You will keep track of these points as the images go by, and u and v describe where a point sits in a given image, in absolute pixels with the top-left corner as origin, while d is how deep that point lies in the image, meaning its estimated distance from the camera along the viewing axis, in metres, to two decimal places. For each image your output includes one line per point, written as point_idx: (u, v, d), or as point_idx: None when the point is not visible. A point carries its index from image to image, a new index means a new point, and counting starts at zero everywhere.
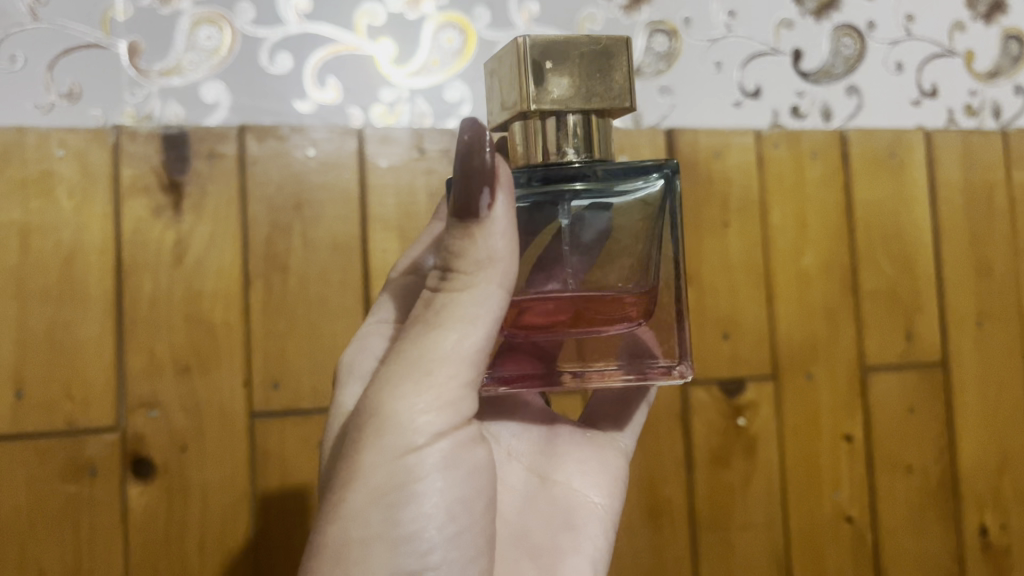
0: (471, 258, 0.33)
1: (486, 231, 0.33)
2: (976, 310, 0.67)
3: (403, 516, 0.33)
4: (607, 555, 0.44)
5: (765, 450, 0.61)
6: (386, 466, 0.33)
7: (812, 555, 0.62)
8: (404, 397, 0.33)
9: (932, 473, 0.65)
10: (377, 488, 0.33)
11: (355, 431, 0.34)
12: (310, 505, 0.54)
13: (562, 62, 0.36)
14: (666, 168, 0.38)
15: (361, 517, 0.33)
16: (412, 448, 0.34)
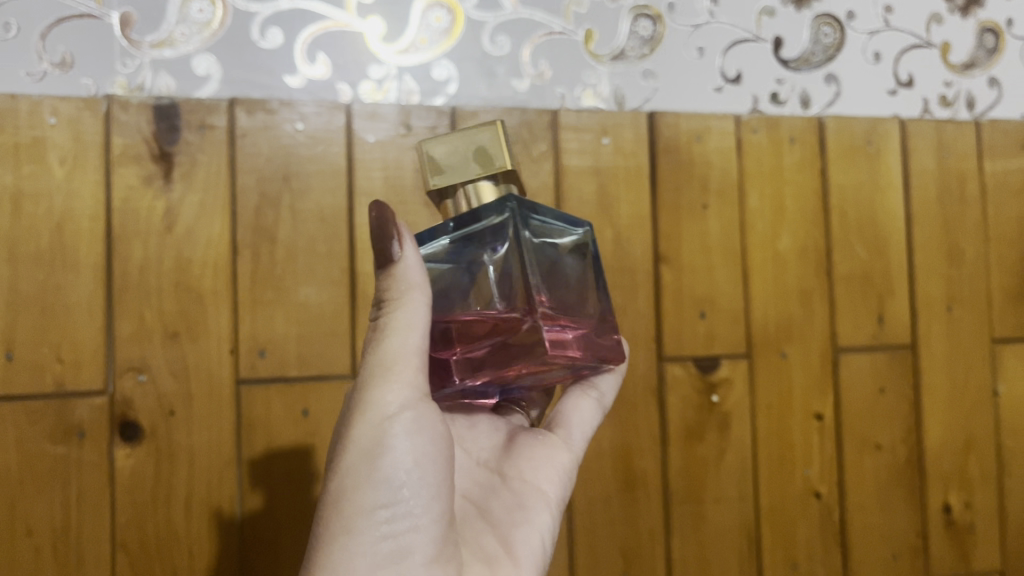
0: (403, 280, 0.36)
1: (402, 270, 0.36)
2: (947, 295, 0.68)
3: (383, 482, 0.36)
4: (552, 540, 0.45)
5: (738, 425, 0.63)
6: (364, 438, 0.36)
7: (781, 530, 0.64)
8: (374, 382, 0.36)
9: (900, 452, 0.66)
10: (357, 458, 0.36)
11: (349, 411, 0.37)
12: (296, 471, 0.55)
13: (446, 155, 0.39)
14: (511, 202, 0.38)
15: (345, 485, 0.36)
16: (386, 422, 0.36)
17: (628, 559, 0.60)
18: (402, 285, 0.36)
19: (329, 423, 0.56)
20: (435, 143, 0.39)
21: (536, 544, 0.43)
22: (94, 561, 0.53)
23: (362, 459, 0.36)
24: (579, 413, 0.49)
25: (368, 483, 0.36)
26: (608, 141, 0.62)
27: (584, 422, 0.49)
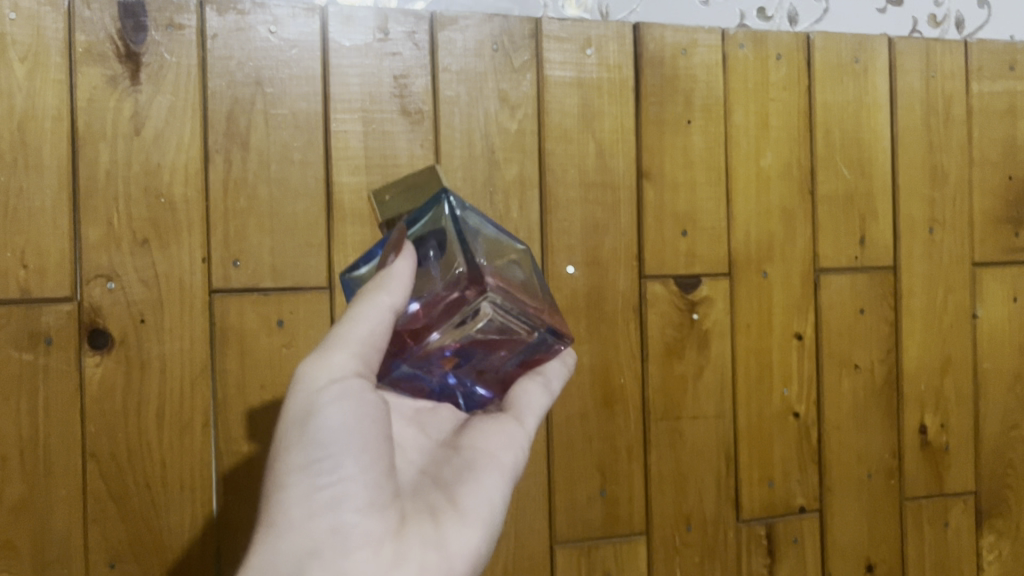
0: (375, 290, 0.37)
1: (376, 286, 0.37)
2: (929, 218, 0.66)
3: (311, 449, 0.35)
4: (505, 508, 0.42)
5: (718, 343, 0.61)
6: (292, 412, 0.36)
7: (758, 447, 0.62)
8: (309, 361, 0.37)
9: (878, 373, 0.65)
10: (286, 433, 0.36)
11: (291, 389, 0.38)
12: (268, 384, 0.54)
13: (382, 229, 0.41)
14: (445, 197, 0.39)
15: (279, 453, 0.36)
16: (316, 393, 0.36)
17: (605, 475, 0.59)
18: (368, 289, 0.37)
19: (305, 332, 0.55)
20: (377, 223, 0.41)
21: (484, 504, 0.40)
22: (64, 469, 0.52)
23: (289, 431, 0.36)
24: (530, 392, 0.45)
25: (296, 453, 0.35)
26: (591, 52, 0.59)
27: (534, 405, 0.45)
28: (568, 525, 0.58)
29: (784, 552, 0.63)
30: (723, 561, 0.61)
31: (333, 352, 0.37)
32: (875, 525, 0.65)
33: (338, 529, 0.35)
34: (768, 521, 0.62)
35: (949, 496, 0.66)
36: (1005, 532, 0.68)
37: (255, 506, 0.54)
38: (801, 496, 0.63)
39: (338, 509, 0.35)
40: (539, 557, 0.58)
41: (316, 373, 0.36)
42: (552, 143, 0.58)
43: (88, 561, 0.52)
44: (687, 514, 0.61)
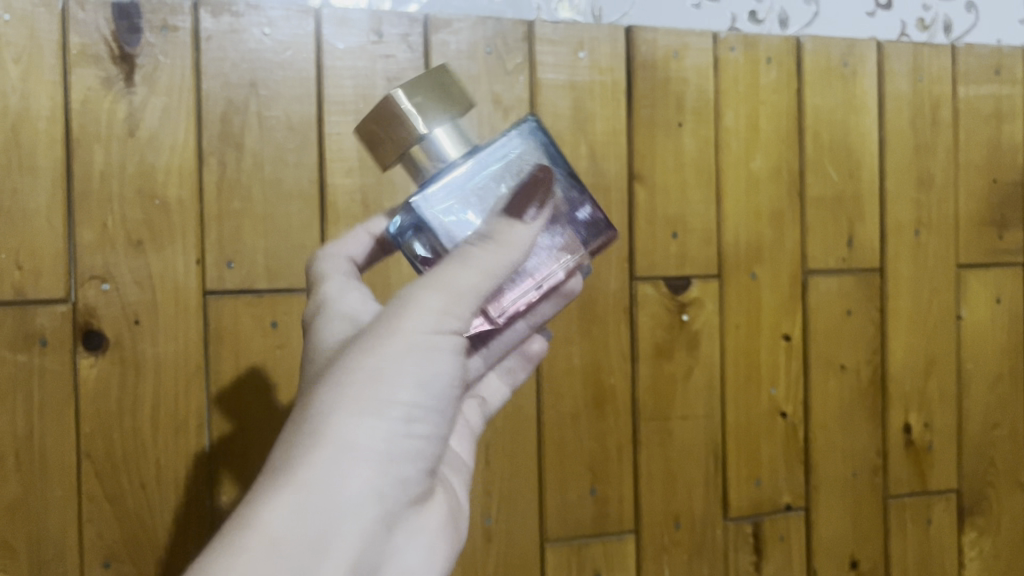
0: (495, 237, 0.35)
1: (496, 237, 0.35)
2: (916, 219, 0.67)
3: (411, 392, 0.34)
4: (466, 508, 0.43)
5: (708, 344, 0.62)
6: (404, 340, 0.34)
7: (746, 447, 0.63)
8: (427, 298, 0.35)
9: (864, 373, 0.66)
10: (391, 356, 0.34)
11: (386, 314, 0.35)
12: (262, 389, 0.55)
13: (432, 99, 0.38)
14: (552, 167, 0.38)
15: (369, 383, 0.34)
16: (429, 342, 0.35)
17: (596, 474, 0.60)
18: (510, 241, 0.35)
19: (299, 334, 0.55)
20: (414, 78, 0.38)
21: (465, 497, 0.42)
22: (59, 470, 0.52)
23: (398, 359, 0.34)
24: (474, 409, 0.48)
25: (395, 389, 0.34)
26: (584, 55, 0.59)
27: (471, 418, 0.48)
28: (558, 523, 0.59)
29: (770, 549, 0.64)
30: (711, 558, 0.62)
31: (454, 287, 0.35)
32: (859, 523, 0.66)
33: (400, 488, 0.35)
34: (755, 519, 0.63)
35: (932, 494, 0.68)
36: (986, 530, 0.69)
37: None
38: (787, 494, 0.64)
39: (408, 466, 0.35)
40: (530, 554, 0.59)
41: (434, 304, 0.35)
42: None
43: (83, 560, 0.52)
44: (676, 512, 0.61)
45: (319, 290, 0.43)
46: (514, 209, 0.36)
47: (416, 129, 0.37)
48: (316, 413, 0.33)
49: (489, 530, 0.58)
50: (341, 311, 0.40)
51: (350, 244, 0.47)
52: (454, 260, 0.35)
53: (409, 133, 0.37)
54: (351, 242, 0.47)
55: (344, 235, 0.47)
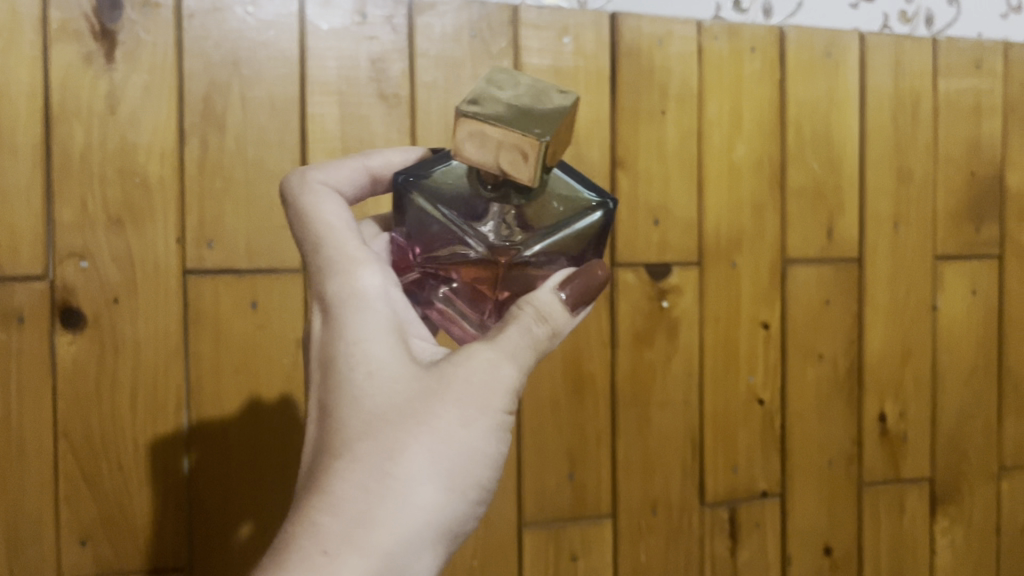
0: (559, 324, 0.36)
1: (559, 326, 0.36)
2: (895, 212, 0.66)
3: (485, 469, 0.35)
4: None
5: (687, 332, 0.62)
6: (491, 419, 0.34)
7: (723, 434, 0.63)
8: (510, 372, 0.35)
9: (841, 364, 0.65)
10: (479, 433, 0.34)
11: (466, 375, 0.34)
12: (245, 369, 0.54)
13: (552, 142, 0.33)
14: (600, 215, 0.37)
15: (451, 455, 0.33)
16: (502, 416, 0.35)
17: (574, 460, 0.59)
18: (561, 325, 0.36)
19: (278, 316, 0.54)
20: (560, 116, 0.33)
21: None
22: (37, 447, 0.52)
23: (483, 438, 0.34)
24: None
25: (473, 460, 0.34)
26: (568, 41, 0.59)
27: None
28: (535, 508, 0.59)
29: (746, 537, 0.63)
30: (687, 546, 0.62)
31: (527, 367, 0.35)
32: (834, 511, 0.65)
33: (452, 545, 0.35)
34: (730, 505, 0.63)
35: (905, 484, 0.67)
36: (959, 520, 0.68)
37: (226, 486, 0.54)
38: (763, 481, 0.63)
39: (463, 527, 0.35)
40: (506, 538, 0.58)
41: (516, 384, 0.35)
42: None
43: (59, 538, 0.52)
44: (653, 499, 0.61)
45: (331, 255, 0.37)
46: (571, 303, 0.36)
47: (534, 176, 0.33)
48: (405, 476, 0.33)
49: None
50: (386, 309, 0.36)
51: (339, 175, 0.41)
52: (530, 339, 0.35)
53: (524, 182, 0.33)
54: (342, 172, 0.41)
55: (332, 161, 0.41)
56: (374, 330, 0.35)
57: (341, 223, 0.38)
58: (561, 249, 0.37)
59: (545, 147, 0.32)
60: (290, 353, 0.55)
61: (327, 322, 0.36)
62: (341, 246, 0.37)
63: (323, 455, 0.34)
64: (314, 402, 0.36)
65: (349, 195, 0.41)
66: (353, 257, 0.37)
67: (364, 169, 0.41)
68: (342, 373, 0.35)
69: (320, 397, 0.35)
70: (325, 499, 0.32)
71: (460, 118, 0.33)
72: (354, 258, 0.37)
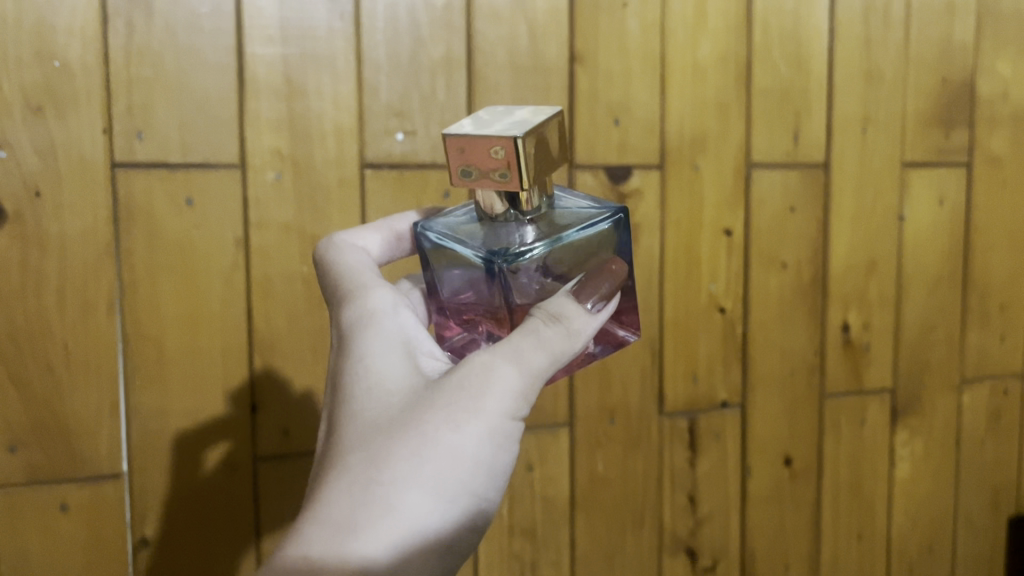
0: (571, 325, 0.36)
1: (572, 325, 0.36)
2: (862, 115, 0.64)
3: (482, 481, 0.33)
4: None
5: (648, 237, 0.59)
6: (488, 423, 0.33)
7: (683, 343, 0.61)
8: (505, 375, 0.34)
9: (805, 271, 0.63)
10: (470, 438, 0.33)
11: (461, 381, 0.34)
12: (183, 270, 0.51)
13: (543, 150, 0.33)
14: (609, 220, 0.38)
15: (440, 460, 0.32)
16: (499, 422, 0.33)
17: None
18: (576, 331, 0.36)
19: (216, 212, 0.51)
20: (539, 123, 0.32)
21: None
22: None
23: (479, 446, 0.33)
24: None
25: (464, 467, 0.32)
26: None
27: None
28: None
29: (704, 446, 0.62)
30: (646, 456, 0.60)
31: (532, 371, 0.34)
32: (795, 421, 0.64)
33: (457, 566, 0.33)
34: (690, 415, 0.61)
35: (866, 394, 0.66)
36: (919, 430, 0.68)
37: (165, 391, 0.51)
38: (724, 391, 0.62)
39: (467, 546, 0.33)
40: None
41: (515, 387, 0.34)
42: (481, 21, 0.55)
43: None
44: (611, 407, 0.59)
45: (349, 287, 0.39)
46: (584, 301, 0.36)
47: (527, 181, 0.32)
48: (391, 480, 0.31)
49: None
50: (391, 329, 0.37)
51: (372, 239, 0.44)
52: (535, 338, 0.35)
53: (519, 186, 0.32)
54: (369, 235, 0.44)
55: (359, 226, 0.45)
56: (378, 349, 0.36)
57: (362, 266, 0.41)
58: (579, 254, 0.37)
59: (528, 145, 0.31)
60: (229, 254, 0.51)
61: (338, 346, 0.37)
62: (356, 280, 0.40)
63: (321, 471, 0.33)
64: (323, 426, 0.36)
65: (379, 257, 0.44)
66: (365, 285, 0.39)
67: (389, 230, 0.45)
68: (346, 389, 0.35)
69: (328, 419, 0.36)
70: (314, 507, 0.31)
71: (447, 142, 0.32)
72: (365, 285, 0.39)
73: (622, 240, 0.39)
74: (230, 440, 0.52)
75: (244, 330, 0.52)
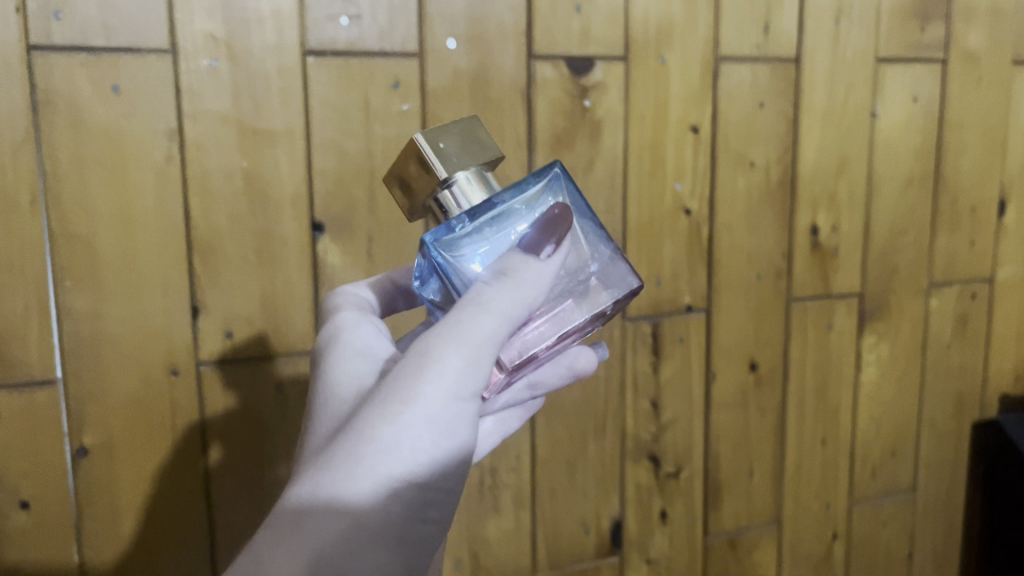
0: (516, 273, 0.35)
1: (518, 279, 0.35)
2: (836, 6, 0.61)
3: (428, 469, 0.32)
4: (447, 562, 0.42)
5: (611, 135, 0.56)
6: (429, 403, 0.32)
7: (647, 246, 0.58)
8: (442, 354, 0.33)
9: (773, 172, 0.61)
10: (408, 425, 0.32)
11: (402, 369, 0.33)
12: (113, 164, 0.46)
13: (460, 148, 0.37)
14: (545, 171, 0.37)
15: (377, 450, 0.31)
16: (440, 403, 0.33)
17: None
18: (523, 285, 0.35)
19: (146, 101, 0.46)
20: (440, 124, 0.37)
21: None
22: None
23: (419, 431, 0.32)
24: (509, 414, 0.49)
25: (404, 454, 0.32)
26: None
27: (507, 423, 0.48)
28: None
29: (669, 352, 0.60)
30: (609, 363, 0.58)
31: (475, 342, 0.33)
32: (760, 326, 0.63)
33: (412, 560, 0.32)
34: (653, 320, 0.59)
35: (834, 298, 0.65)
36: (886, 335, 0.67)
37: (100, 295, 0.47)
38: (689, 295, 0.60)
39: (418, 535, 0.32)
40: None
41: (455, 366, 0.33)
42: None
43: None
44: None
45: (332, 320, 0.41)
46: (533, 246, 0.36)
47: (440, 168, 0.36)
48: (327, 478, 0.31)
49: None
50: (354, 347, 0.39)
51: (370, 287, 0.46)
52: (479, 308, 0.34)
53: (435, 173, 0.36)
54: (365, 284, 0.46)
55: (362, 279, 0.47)
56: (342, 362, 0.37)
57: (349, 304, 0.43)
58: (525, 216, 0.37)
59: (424, 141, 0.36)
60: (162, 146, 0.47)
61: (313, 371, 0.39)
62: (339, 314, 0.42)
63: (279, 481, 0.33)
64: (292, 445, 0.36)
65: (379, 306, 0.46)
66: (342, 317, 0.41)
67: (388, 281, 0.46)
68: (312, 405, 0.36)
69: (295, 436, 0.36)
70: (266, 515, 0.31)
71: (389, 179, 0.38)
72: (342, 317, 0.41)
73: (570, 189, 0.38)
74: (171, 347, 0.49)
75: (183, 229, 0.48)
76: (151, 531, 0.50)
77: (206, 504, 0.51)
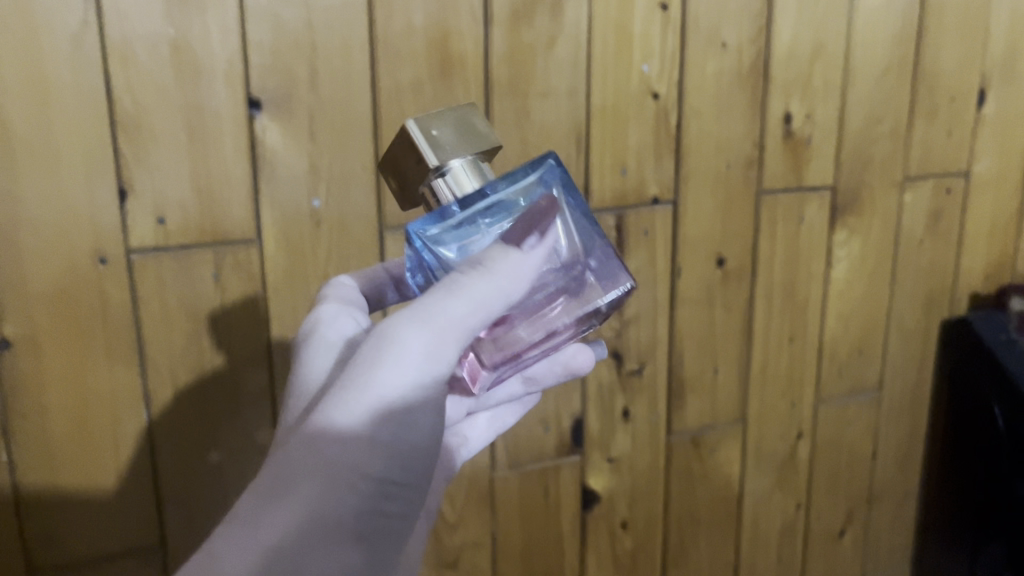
0: (488, 265, 0.35)
1: (494, 269, 0.35)
2: None
3: (388, 457, 0.33)
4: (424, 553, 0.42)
5: (574, 10, 0.52)
6: (386, 388, 0.33)
7: (612, 133, 0.55)
8: (401, 341, 0.34)
9: (746, 54, 0.58)
10: (366, 412, 0.32)
11: (362, 356, 0.34)
12: (23, 31, 0.41)
13: (455, 138, 0.36)
14: (537, 163, 0.37)
15: (335, 438, 0.32)
16: (399, 390, 0.33)
17: None
18: (496, 272, 0.35)
19: None
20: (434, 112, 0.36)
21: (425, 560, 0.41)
22: None
23: (376, 418, 0.32)
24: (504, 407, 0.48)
25: (364, 442, 0.32)
26: None
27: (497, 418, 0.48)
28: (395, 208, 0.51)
29: (634, 246, 0.58)
30: None
31: (439, 326, 0.34)
32: (728, 220, 0.60)
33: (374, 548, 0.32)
34: (618, 211, 0.56)
35: (806, 191, 0.62)
36: (857, 231, 0.65)
37: (15, 176, 0.43)
38: (655, 186, 0.57)
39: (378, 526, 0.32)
40: (365, 237, 0.51)
41: (415, 351, 0.33)
42: None
43: None
44: None
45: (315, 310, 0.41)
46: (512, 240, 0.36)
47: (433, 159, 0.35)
48: (286, 468, 0.31)
49: (318, 213, 0.50)
50: (330, 337, 0.38)
51: (357, 277, 0.46)
52: (446, 291, 0.34)
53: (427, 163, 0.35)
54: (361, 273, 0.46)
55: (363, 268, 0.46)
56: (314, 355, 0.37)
57: (336, 293, 0.43)
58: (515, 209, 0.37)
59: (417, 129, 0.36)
60: (78, 10, 0.42)
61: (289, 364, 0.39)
62: (321, 304, 0.41)
63: None
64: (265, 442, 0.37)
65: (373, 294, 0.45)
66: (323, 308, 0.41)
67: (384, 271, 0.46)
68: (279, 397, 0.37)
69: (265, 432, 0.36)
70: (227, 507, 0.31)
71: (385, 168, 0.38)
72: (324, 308, 0.41)
73: (562, 181, 0.37)
74: (97, 234, 0.45)
75: (105, 104, 0.44)
76: (86, 422, 0.48)
77: (143, 392, 0.49)
